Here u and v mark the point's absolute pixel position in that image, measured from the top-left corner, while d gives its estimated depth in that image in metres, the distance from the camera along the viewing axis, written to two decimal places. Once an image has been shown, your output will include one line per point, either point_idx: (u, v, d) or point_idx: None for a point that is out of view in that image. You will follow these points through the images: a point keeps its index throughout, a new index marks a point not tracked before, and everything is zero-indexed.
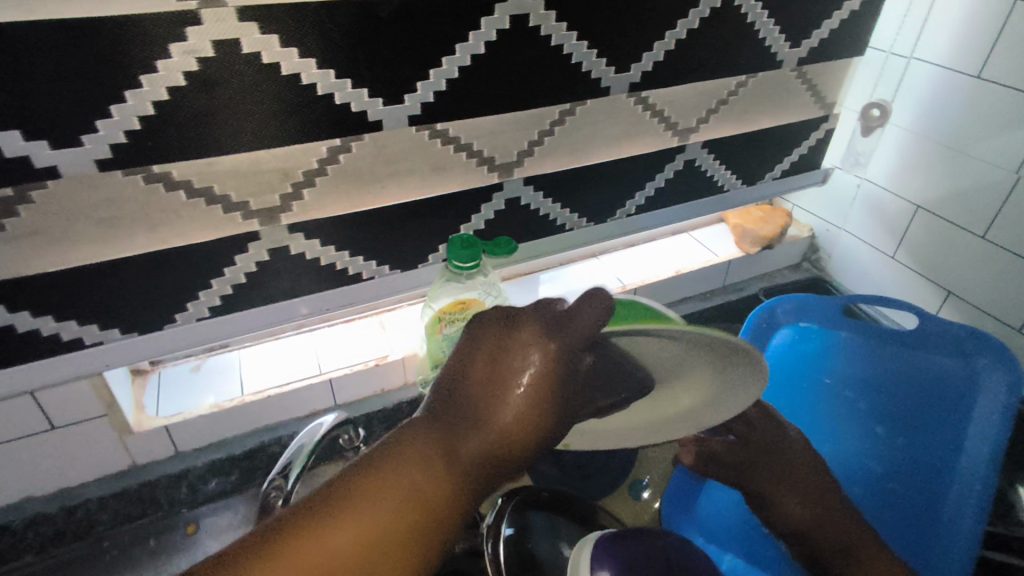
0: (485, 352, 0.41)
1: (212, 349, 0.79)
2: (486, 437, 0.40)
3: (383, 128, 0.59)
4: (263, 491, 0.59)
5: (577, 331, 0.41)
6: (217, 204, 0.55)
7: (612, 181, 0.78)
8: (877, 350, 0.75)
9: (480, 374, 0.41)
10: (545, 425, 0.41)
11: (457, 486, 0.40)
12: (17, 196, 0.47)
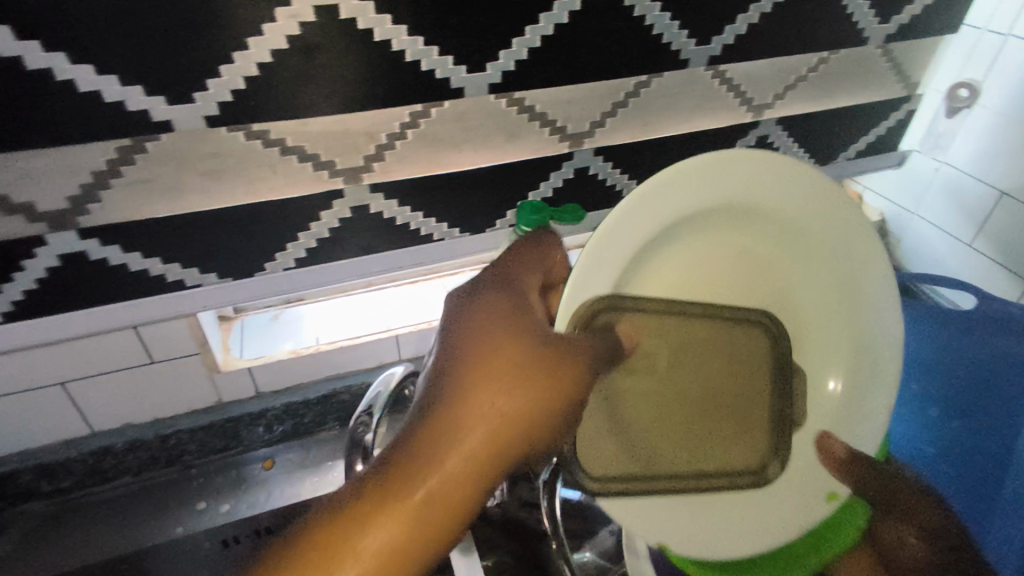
0: (447, 331, 0.40)
1: (291, 301, 0.85)
2: (479, 394, 0.35)
3: (464, 96, 0.61)
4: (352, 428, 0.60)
5: (516, 286, 0.42)
6: (307, 161, 0.59)
7: (683, 155, 0.78)
8: (931, 332, 0.75)
9: (448, 347, 0.38)
10: (536, 364, 0.37)
11: (464, 452, 0.33)
12: (135, 146, 0.52)
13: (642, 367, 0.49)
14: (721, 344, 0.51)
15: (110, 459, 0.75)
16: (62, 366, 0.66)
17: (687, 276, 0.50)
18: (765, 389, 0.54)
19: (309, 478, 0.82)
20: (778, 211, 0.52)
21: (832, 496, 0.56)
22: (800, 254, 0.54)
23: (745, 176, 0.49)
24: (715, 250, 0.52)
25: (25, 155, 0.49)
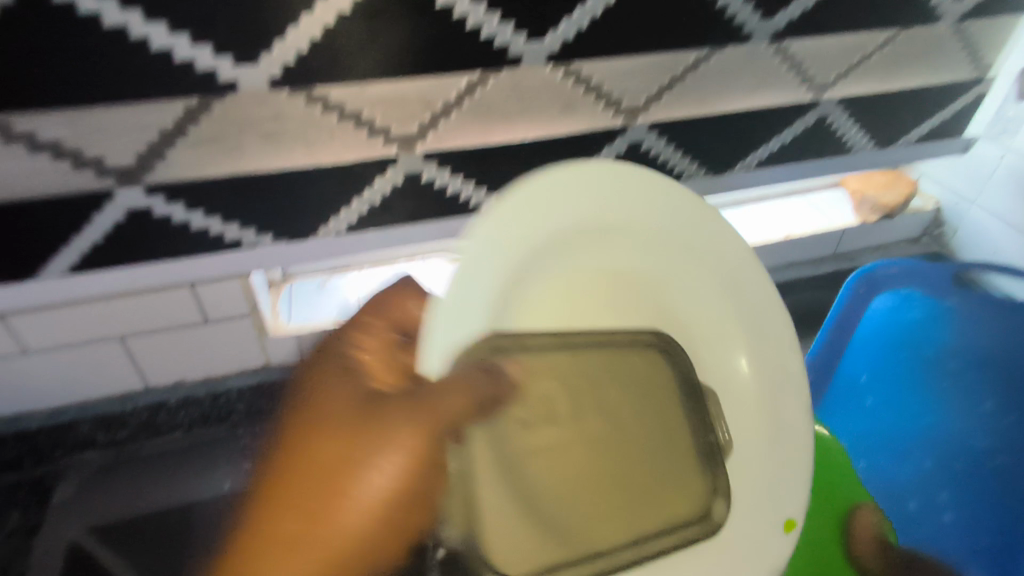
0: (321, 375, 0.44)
1: (338, 269, 0.86)
2: (335, 445, 0.38)
3: (522, 65, 0.60)
4: None
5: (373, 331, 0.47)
6: (364, 127, 0.59)
7: (739, 134, 0.76)
8: (991, 320, 0.74)
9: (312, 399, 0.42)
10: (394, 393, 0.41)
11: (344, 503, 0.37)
12: (201, 106, 0.53)
13: (540, 418, 0.46)
14: (629, 381, 0.50)
15: (163, 414, 0.77)
16: (123, 321, 0.68)
17: (559, 308, 0.48)
18: (692, 438, 0.52)
19: None
20: (620, 221, 0.48)
21: (786, 522, 0.54)
22: (693, 262, 0.53)
23: (573, 192, 0.44)
24: (592, 270, 0.49)
25: (98, 110, 0.50)
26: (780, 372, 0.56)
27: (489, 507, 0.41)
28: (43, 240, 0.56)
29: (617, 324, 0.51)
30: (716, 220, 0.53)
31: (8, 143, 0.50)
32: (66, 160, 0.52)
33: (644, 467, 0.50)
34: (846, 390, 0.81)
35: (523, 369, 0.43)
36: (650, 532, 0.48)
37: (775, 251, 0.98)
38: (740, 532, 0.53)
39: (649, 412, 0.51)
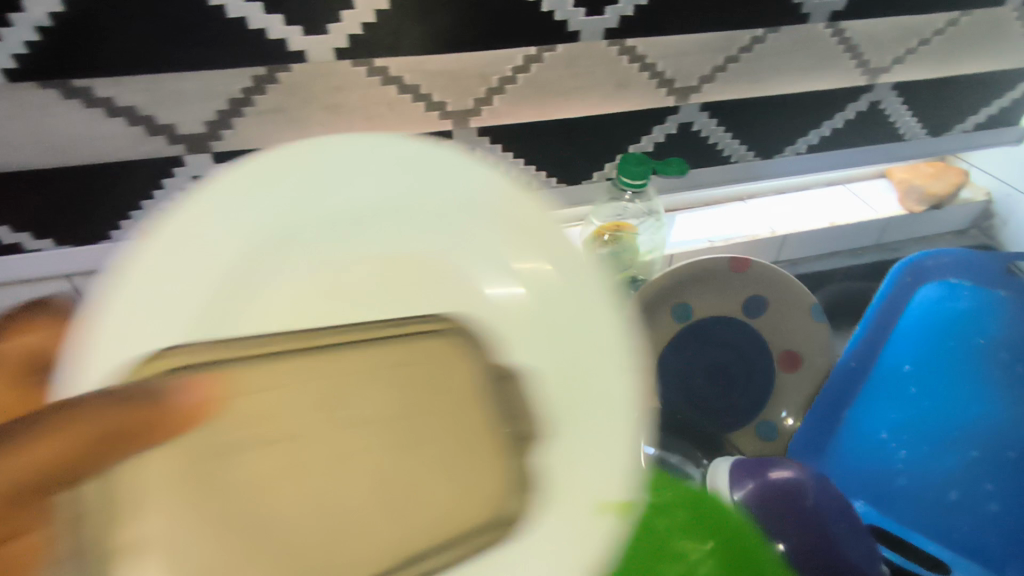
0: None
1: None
2: None
3: (580, 41, 0.61)
4: None
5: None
6: (422, 101, 0.60)
7: (790, 117, 0.76)
8: None
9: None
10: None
11: None
12: (269, 75, 0.54)
13: (262, 434, 0.39)
14: (384, 393, 0.42)
15: None
16: None
17: (289, 326, 0.40)
18: (481, 429, 0.43)
19: None
20: (304, 214, 0.39)
21: (598, 502, 0.38)
22: (395, 224, 0.42)
23: (306, 180, 0.38)
24: (294, 279, 0.40)
25: (172, 77, 0.52)
26: (577, 338, 0.42)
27: (164, 520, 0.35)
28: (114, 204, 0.58)
29: (368, 345, 0.43)
30: (454, 155, 0.40)
31: (86, 109, 0.51)
32: (140, 126, 0.54)
33: (350, 500, 0.40)
34: (886, 376, 0.78)
35: (236, 385, 0.38)
36: (430, 550, 0.38)
37: (819, 239, 0.96)
38: (565, 521, 0.38)
39: (339, 392, 0.41)
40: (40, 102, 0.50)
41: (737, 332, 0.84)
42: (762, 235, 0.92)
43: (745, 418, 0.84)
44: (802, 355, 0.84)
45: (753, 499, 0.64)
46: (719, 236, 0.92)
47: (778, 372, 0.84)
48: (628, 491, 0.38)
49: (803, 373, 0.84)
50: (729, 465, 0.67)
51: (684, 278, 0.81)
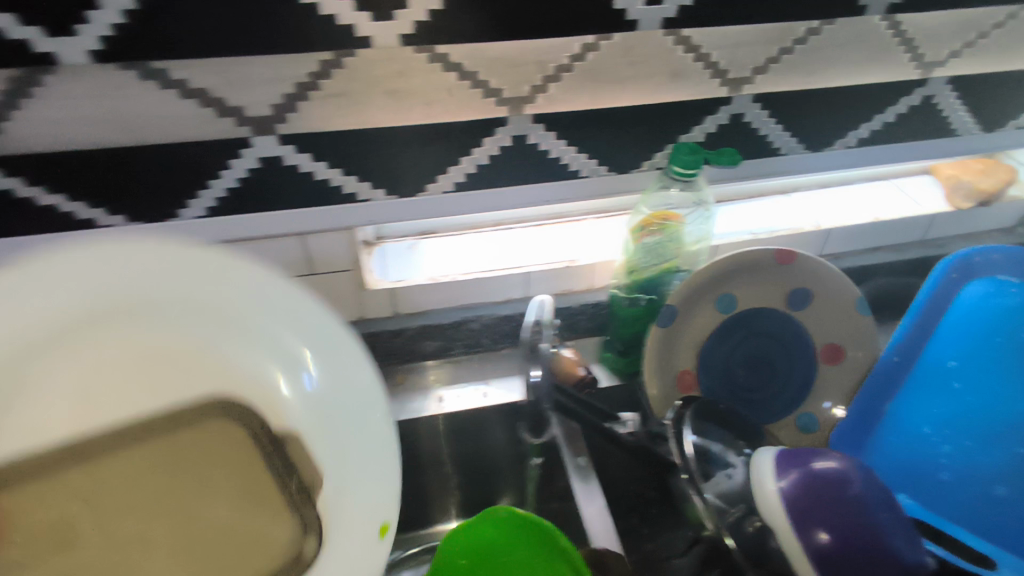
0: None
1: (426, 232, 0.89)
2: None
3: (637, 30, 0.62)
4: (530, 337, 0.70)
5: None
6: (480, 87, 0.61)
7: (842, 110, 0.75)
8: None
9: None
10: None
11: None
12: (336, 60, 0.56)
13: (65, 498, 0.50)
14: (158, 467, 0.53)
15: None
16: None
17: (84, 394, 0.51)
18: (270, 481, 0.56)
19: (436, 396, 0.85)
20: (137, 294, 0.51)
21: (381, 528, 0.57)
22: (170, 329, 0.53)
23: (63, 276, 0.47)
24: (97, 362, 0.51)
25: (244, 60, 0.54)
26: (323, 412, 0.57)
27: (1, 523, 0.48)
28: (182, 184, 0.60)
29: (150, 404, 0.54)
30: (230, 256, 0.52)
31: (162, 90, 0.53)
32: (211, 108, 0.56)
33: (199, 515, 0.53)
34: (930, 373, 0.79)
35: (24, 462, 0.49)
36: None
37: (863, 234, 0.96)
38: (345, 548, 0.55)
39: (181, 477, 0.54)
40: (120, 83, 0.52)
41: (781, 323, 0.84)
42: (806, 228, 0.92)
43: (786, 409, 0.85)
44: (845, 348, 0.85)
45: (793, 490, 0.63)
46: (763, 229, 0.92)
47: (820, 364, 0.85)
48: (387, 515, 0.57)
49: (845, 366, 0.85)
50: (770, 456, 0.67)
51: (728, 269, 0.81)
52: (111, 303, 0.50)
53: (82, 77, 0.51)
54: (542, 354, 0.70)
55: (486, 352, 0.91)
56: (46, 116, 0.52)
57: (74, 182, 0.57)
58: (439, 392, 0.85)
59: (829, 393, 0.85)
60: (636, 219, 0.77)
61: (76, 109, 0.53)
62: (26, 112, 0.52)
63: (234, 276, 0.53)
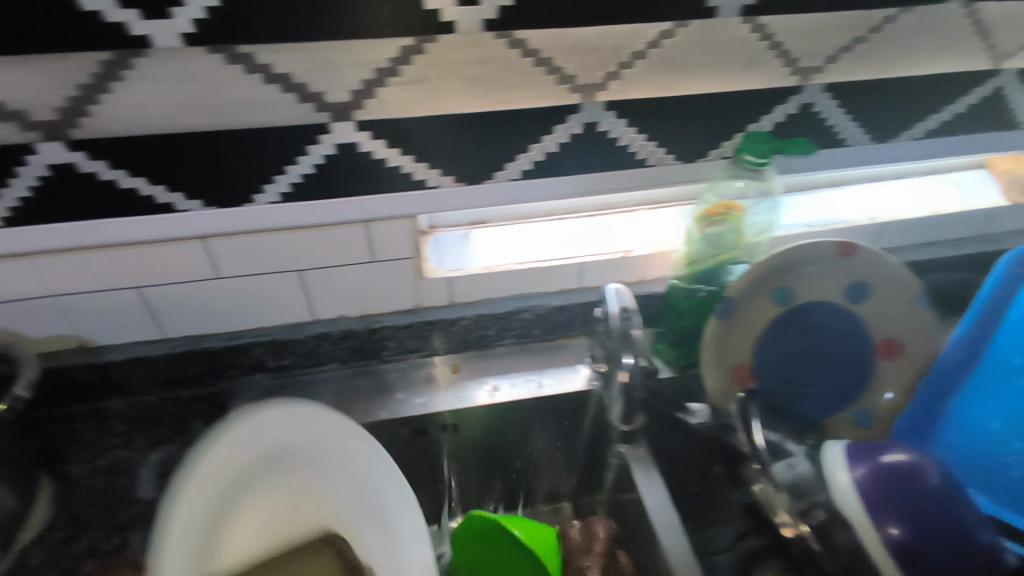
0: None
1: (478, 221, 0.87)
2: None
3: (716, 17, 0.61)
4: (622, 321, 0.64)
5: None
6: (556, 74, 0.61)
7: (910, 100, 0.74)
8: None
9: None
10: None
11: None
12: (418, 45, 0.56)
13: None
14: None
15: (327, 344, 0.82)
16: (302, 254, 0.72)
17: (264, 534, 0.58)
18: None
19: (491, 386, 0.85)
20: (288, 448, 0.60)
21: None
22: (291, 475, 0.61)
23: (229, 451, 0.56)
24: (276, 503, 0.60)
25: (328, 45, 0.54)
26: (394, 556, 0.61)
27: None
28: (259, 169, 0.60)
29: (280, 539, 0.59)
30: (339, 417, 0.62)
31: (247, 74, 0.54)
32: (293, 93, 0.56)
33: None
34: (998, 365, 0.77)
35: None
36: None
37: (920, 229, 0.93)
38: None
39: None
40: (208, 67, 0.53)
41: (837, 318, 0.83)
42: (862, 220, 0.91)
43: (843, 402, 0.84)
44: (903, 344, 0.83)
45: (868, 485, 0.64)
46: (819, 221, 0.91)
47: (877, 358, 0.84)
48: None
49: (902, 360, 0.83)
50: (840, 447, 0.68)
51: (789, 261, 0.80)
52: (273, 458, 0.59)
53: (172, 60, 0.51)
54: (633, 341, 0.63)
55: (538, 342, 0.91)
56: (134, 99, 0.53)
57: (156, 166, 0.58)
58: (494, 382, 0.85)
59: (888, 384, 0.84)
60: (702, 207, 0.77)
61: (164, 93, 0.53)
62: (116, 95, 0.52)
63: (327, 419, 0.62)
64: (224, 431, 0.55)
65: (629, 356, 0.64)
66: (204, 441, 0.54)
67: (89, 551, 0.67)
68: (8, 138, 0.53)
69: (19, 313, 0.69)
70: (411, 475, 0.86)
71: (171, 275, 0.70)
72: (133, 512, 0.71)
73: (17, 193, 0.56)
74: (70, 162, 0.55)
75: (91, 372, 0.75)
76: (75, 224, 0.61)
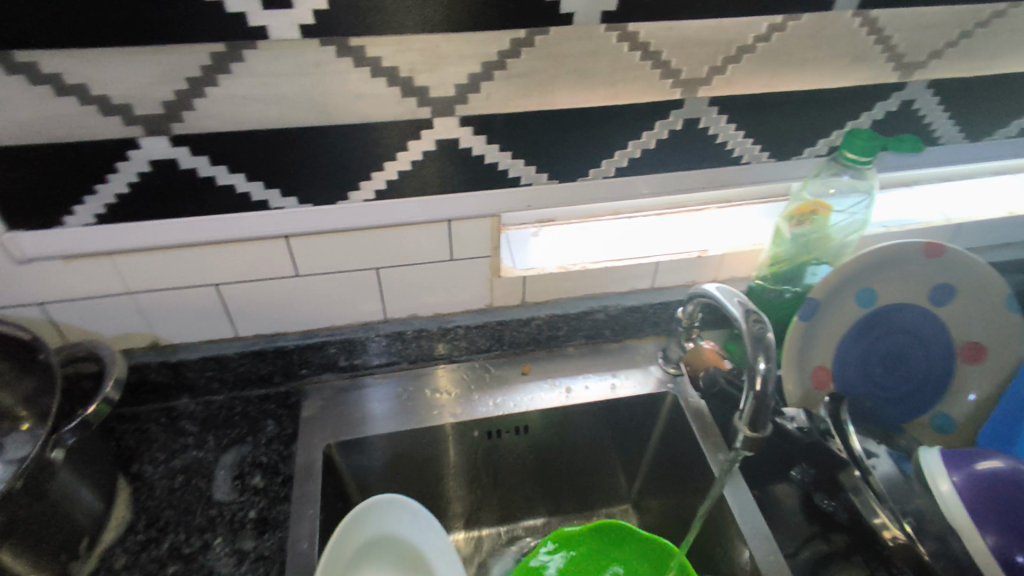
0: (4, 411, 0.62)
1: (546, 219, 0.84)
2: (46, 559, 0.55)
3: (831, 9, 0.58)
4: (751, 327, 0.58)
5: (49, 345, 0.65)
6: (662, 69, 0.58)
7: (1011, 97, 0.72)
8: None
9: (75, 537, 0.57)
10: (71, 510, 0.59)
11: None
12: (529, 38, 0.54)
13: None
14: None
15: (399, 343, 0.80)
16: (381, 254, 0.69)
17: None
18: None
19: (564, 388, 0.83)
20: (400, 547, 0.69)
21: None
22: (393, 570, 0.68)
23: (383, 520, 0.69)
24: None
25: (440, 38, 0.52)
26: None
27: None
28: (356, 165, 0.59)
29: None
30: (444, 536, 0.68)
31: (355, 68, 0.52)
32: (398, 87, 0.54)
33: None
34: None
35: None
36: None
37: (995, 230, 0.90)
38: None
39: None
40: (316, 60, 0.51)
41: (921, 320, 0.79)
42: (939, 222, 0.87)
43: (927, 404, 0.81)
44: (988, 348, 0.79)
45: (969, 494, 0.59)
46: (895, 221, 0.88)
47: (960, 363, 0.80)
48: None
49: (988, 365, 0.80)
50: (936, 454, 0.64)
51: (874, 263, 0.76)
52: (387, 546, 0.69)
53: (282, 53, 0.50)
54: (767, 344, 0.57)
55: (607, 343, 0.89)
56: (240, 93, 0.51)
57: (255, 162, 0.56)
58: (567, 384, 0.83)
59: (974, 385, 0.80)
60: (793, 205, 0.74)
61: (270, 86, 0.51)
62: (222, 89, 0.51)
63: (431, 531, 0.69)
64: (373, 507, 0.69)
65: (763, 362, 0.57)
66: (369, 503, 0.69)
67: (170, 554, 0.64)
68: (111, 134, 0.51)
69: (96, 311, 0.67)
70: (481, 479, 0.84)
71: (250, 275, 0.67)
72: (212, 514, 0.68)
73: (114, 190, 0.55)
74: (171, 159, 0.54)
75: (164, 371, 0.73)
76: (166, 221, 0.59)
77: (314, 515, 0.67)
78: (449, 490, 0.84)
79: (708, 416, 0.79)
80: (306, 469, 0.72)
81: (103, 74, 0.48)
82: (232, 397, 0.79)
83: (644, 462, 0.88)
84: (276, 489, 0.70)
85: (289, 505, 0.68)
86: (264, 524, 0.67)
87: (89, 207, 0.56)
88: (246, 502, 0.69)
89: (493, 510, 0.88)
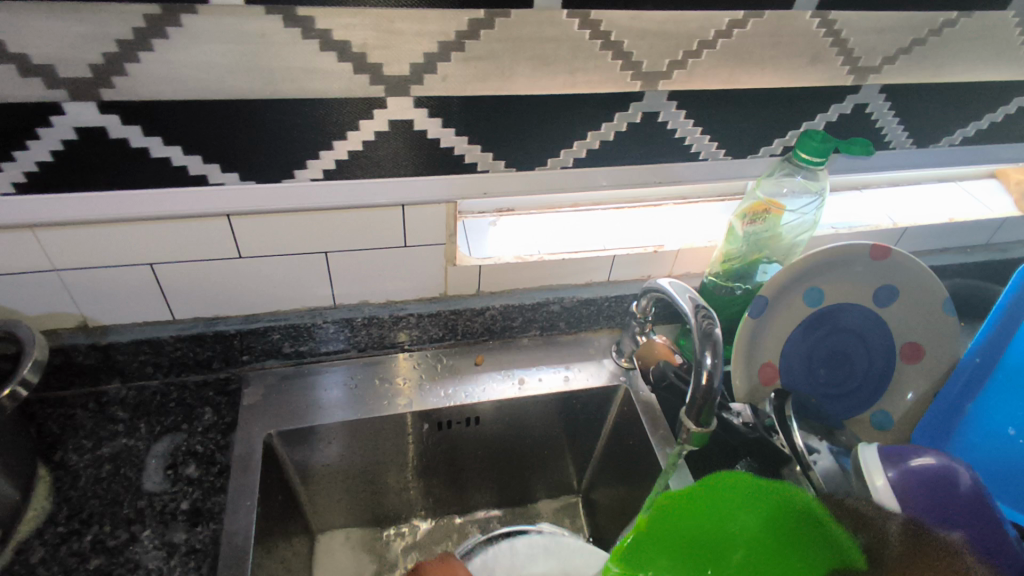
0: None
1: (504, 207, 0.82)
2: None
3: (792, 9, 0.58)
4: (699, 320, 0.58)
5: None
6: (622, 59, 0.58)
7: (957, 105, 0.74)
8: None
9: None
10: None
11: None
12: (488, 20, 0.52)
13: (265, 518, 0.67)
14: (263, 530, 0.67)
15: (347, 331, 0.77)
16: (332, 236, 0.67)
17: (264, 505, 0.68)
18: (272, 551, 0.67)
19: (517, 379, 0.82)
20: None
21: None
22: None
23: None
24: None
25: (395, 14, 0.50)
26: None
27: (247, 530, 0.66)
28: (304, 142, 0.56)
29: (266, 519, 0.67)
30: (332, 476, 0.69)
31: (304, 40, 0.49)
32: (350, 63, 0.52)
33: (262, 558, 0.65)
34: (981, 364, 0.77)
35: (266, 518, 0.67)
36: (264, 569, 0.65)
37: (936, 234, 0.93)
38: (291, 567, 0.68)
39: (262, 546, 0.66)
40: (261, 30, 0.48)
41: (862, 320, 0.81)
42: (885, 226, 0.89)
43: (867, 405, 0.84)
44: (925, 347, 0.82)
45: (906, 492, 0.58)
46: (843, 223, 0.90)
47: (898, 363, 0.83)
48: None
49: (924, 365, 0.82)
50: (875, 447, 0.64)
51: (824, 261, 0.77)
52: None
53: (225, 19, 0.47)
54: (715, 340, 0.57)
55: (561, 335, 0.88)
56: (178, 60, 0.48)
57: (194, 136, 0.53)
58: (520, 374, 0.82)
59: (913, 385, 0.83)
60: (747, 203, 0.74)
61: (210, 55, 0.48)
62: (157, 54, 0.47)
63: None
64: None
65: (710, 357, 0.57)
66: None
67: (93, 546, 0.61)
68: (32, 98, 0.48)
69: (18, 287, 0.62)
70: (432, 469, 0.83)
71: (190, 255, 0.64)
72: (141, 505, 0.64)
73: (35, 158, 0.51)
74: (101, 127, 0.51)
75: (93, 353, 0.69)
76: (94, 193, 0.55)
77: (251, 507, 0.65)
78: (398, 479, 0.82)
79: (658, 410, 0.80)
80: (244, 458, 0.69)
81: (22, 30, 0.44)
82: (166, 382, 0.75)
83: (593, 454, 0.88)
84: (212, 480, 0.67)
85: (224, 497, 0.66)
86: (197, 516, 0.64)
87: (8, 175, 0.52)
88: (178, 493, 0.66)
89: (443, 496, 0.87)
